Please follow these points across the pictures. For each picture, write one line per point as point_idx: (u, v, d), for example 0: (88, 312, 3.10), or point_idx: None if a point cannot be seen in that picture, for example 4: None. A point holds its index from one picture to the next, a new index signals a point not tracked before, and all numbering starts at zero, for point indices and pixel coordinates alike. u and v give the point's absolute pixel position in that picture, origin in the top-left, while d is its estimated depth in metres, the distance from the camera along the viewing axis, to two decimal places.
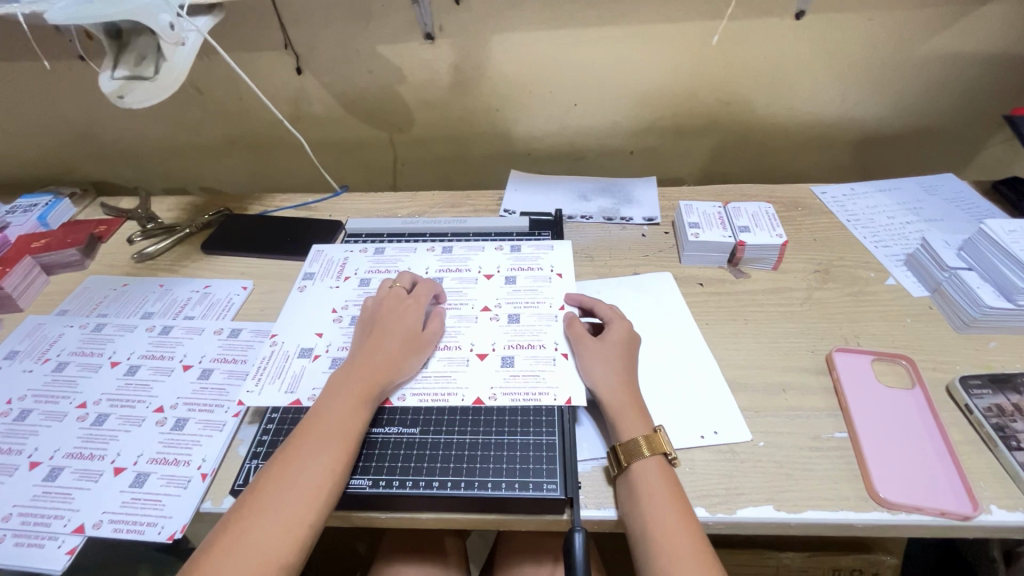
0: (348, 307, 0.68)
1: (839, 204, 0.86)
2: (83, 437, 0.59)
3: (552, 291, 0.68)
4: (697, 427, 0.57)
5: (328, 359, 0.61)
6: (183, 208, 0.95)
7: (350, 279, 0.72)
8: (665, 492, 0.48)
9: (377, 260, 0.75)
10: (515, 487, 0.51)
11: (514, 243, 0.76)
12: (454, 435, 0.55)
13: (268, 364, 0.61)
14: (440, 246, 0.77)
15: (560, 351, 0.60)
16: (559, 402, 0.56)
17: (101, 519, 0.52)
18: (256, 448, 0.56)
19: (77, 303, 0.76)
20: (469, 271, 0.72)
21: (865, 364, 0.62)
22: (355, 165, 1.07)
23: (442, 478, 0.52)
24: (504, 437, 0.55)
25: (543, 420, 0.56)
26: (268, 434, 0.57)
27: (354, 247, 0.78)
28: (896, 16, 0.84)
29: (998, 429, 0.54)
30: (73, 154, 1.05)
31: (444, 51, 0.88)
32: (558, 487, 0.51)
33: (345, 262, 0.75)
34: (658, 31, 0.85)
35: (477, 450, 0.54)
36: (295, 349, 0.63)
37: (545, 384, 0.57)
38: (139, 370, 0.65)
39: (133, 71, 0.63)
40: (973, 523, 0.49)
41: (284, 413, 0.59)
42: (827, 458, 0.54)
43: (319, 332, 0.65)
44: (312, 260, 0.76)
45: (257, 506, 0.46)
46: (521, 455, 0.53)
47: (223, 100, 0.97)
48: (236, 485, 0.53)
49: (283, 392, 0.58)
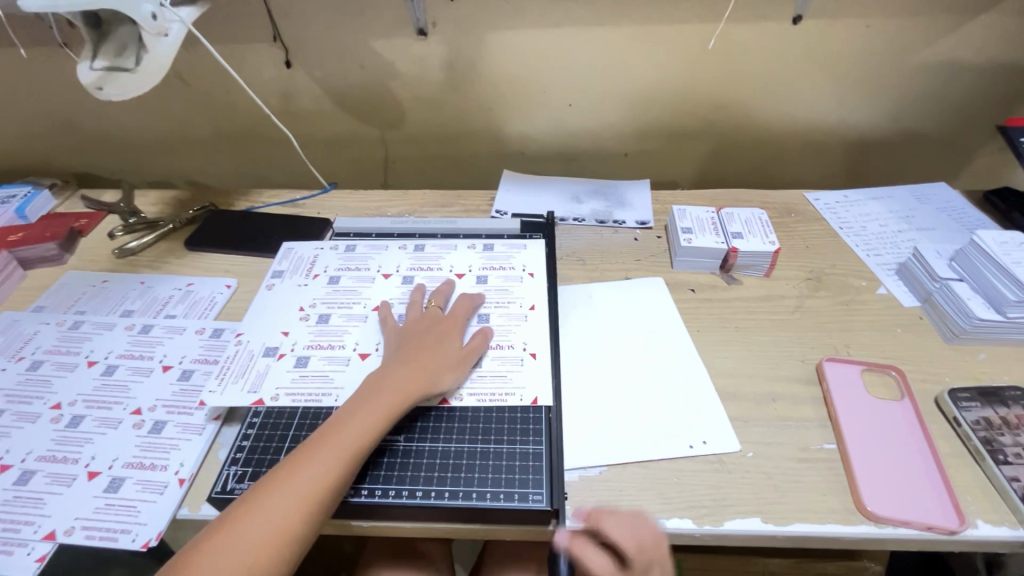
0: (316, 305, 0.68)
1: (832, 212, 0.86)
2: (57, 440, 0.57)
3: (522, 290, 0.68)
4: (686, 436, 0.56)
5: (293, 358, 0.61)
6: (167, 202, 0.93)
7: (319, 276, 0.72)
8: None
9: (347, 258, 0.75)
10: (501, 498, 0.50)
11: (486, 242, 0.76)
12: (439, 443, 0.54)
13: (231, 363, 0.60)
14: (413, 244, 0.76)
15: (528, 351, 0.60)
16: (525, 402, 0.56)
17: (73, 526, 0.50)
18: (235, 454, 0.54)
19: (55, 299, 0.74)
20: (440, 270, 0.72)
21: (855, 375, 0.62)
22: (344, 162, 1.05)
23: (425, 487, 0.51)
24: (491, 446, 0.54)
25: (530, 429, 0.55)
26: (249, 438, 0.55)
27: (325, 244, 0.77)
28: (893, 23, 0.83)
29: (986, 442, 0.54)
30: (54, 145, 1.03)
31: (438, 47, 0.87)
32: (545, 498, 0.50)
33: (315, 260, 0.74)
34: (653, 32, 0.84)
35: (462, 459, 0.53)
36: (260, 348, 0.62)
37: (512, 384, 0.57)
38: (117, 370, 0.64)
39: (113, 62, 0.61)
40: (960, 537, 0.49)
41: (264, 418, 0.57)
42: (816, 470, 0.53)
43: (285, 330, 0.64)
44: (282, 257, 0.75)
45: (254, 502, 0.45)
46: (506, 465, 0.52)
47: (209, 93, 0.94)
48: (214, 492, 0.52)
49: (245, 392, 0.57)
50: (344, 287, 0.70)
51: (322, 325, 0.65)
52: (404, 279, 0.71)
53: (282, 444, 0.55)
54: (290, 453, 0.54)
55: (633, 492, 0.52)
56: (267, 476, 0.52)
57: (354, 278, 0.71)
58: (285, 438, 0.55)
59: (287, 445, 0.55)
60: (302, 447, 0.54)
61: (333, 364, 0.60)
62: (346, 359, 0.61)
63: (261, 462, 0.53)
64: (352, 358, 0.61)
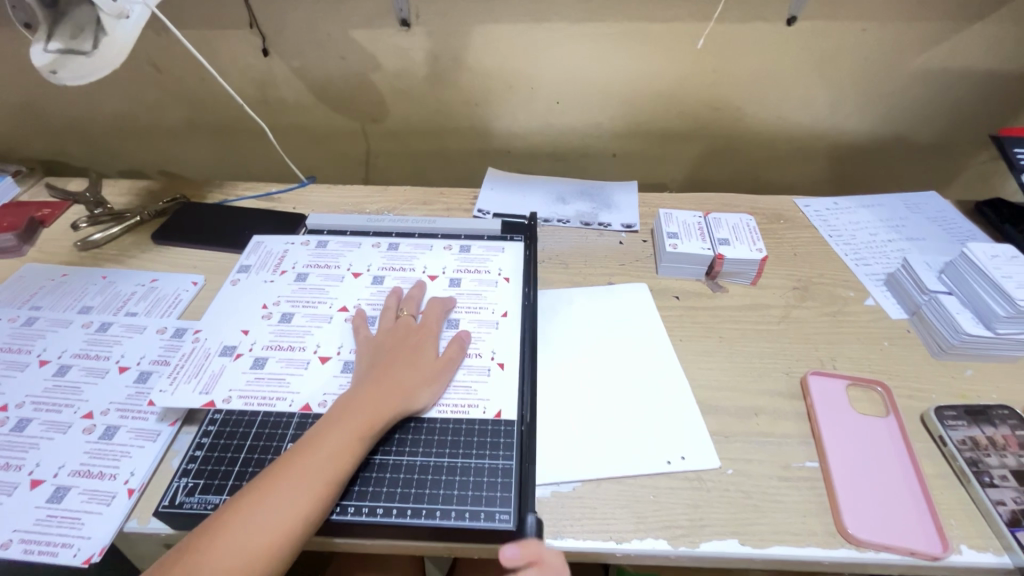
0: (280, 303, 0.65)
1: (821, 219, 0.84)
2: (0, 445, 0.54)
3: (497, 296, 0.66)
4: (664, 452, 0.54)
5: (250, 359, 0.58)
6: (137, 193, 0.89)
7: (287, 273, 0.69)
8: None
9: (318, 255, 0.72)
10: (465, 517, 0.47)
11: (463, 243, 0.73)
12: (404, 457, 0.51)
13: (185, 362, 0.58)
14: (387, 243, 0.74)
15: (496, 361, 0.58)
16: (488, 415, 0.54)
17: (11, 538, 0.47)
18: (186, 464, 0.51)
19: (10, 293, 0.70)
20: (413, 271, 0.69)
21: (840, 390, 0.60)
22: (325, 155, 1.01)
23: (386, 504, 0.48)
24: (458, 460, 0.51)
25: (501, 442, 0.52)
26: (202, 448, 0.52)
27: (295, 238, 0.74)
28: (888, 27, 0.81)
29: (972, 463, 0.53)
30: (19, 130, 0.98)
31: (420, 39, 0.84)
32: (511, 517, 0.47)
33: (283, 255, 0.72)
34: (643, 29, 0.82)
35: (427, 474, 0.50)
36: (218, 347, 0.60)
37: (476, 396, 0.55)
38: (70, 371, 0.60)
39: (68, 44, 0.57)
40: (942, 563, 0.47)
41: (221, 425, 0.54)
42: (796, 490, 0.52)
43: (245, 329, 0.62)
44: (250, 251, 0.72)
45: (217, 534, 0.42)
46: (474, 481, 0.50)
47: (182, 80, 0.91)
48: (161, 505, 0.49)
49: (196, 393, 0.55)
50: (311, 285, 0.67)
51: (284, 325, 0.62)
52: (374, 279, 0.68)
53: (237, 454, 0.52)
54: (245, 465, 0.51)
55: (608, 509, 0.50)
56: (219, 489, 0.50)
57: (322, 276, 0.69)
58: (240, 448, 0.52)
59: (243, 455, 0.52)
60: (258, 459, 0.51)
61: (291, 367, 0.58)
62: (305, 363, 0.58)
63: (214, 473, 0.51)
64: (312, 360, 0.59)
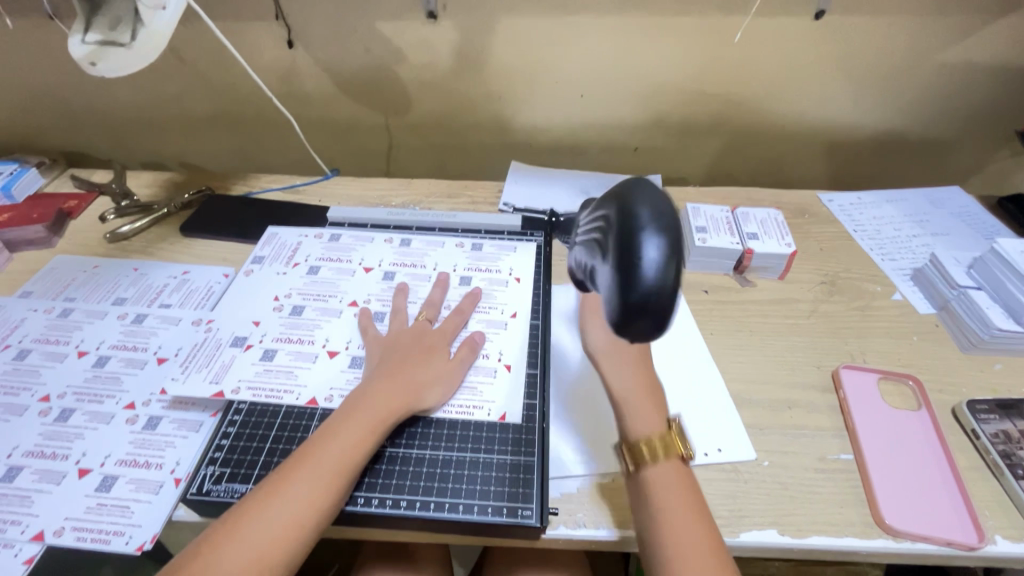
0: (291, 295, 0.65)
1: (846, 214, 0.84)
2: (45, 434, 0.54)
3: (506, 296, 0.66)
4: (701, 444, 0.55)
5: (260, 351, 0.59)
6: (162, 184, 0.89)
7: (299, 265, 0.69)
8: (682, 508, 0.45)
9: (330, 248, 0.72)
10: (488, 512, 0.48)
11: (476, 241, 0.74)
12: (426, 451, 0.52)
13: (198, 351, 0.59)
14: (399, 238, 0.74)
15: (503, 363, 0.58)
16: (492, 418, 0.54)
17: (63, 526, 0.48)
18: (213, 453, 0.52)
19: (43, 285, 0.70)
20: (424, 268, 0.69)
21: (872, 383, 0.60)
22: (346, 147, 1.01)
23: (410, 497, 0.49)
24: (480, 455, 0.52)
25: (523, 440, 0.53)
26: (227, 438, 0.53)
27: (308, 231, 0.75)
28: (916, 21, 0.81)
29: (1005, 456, 0.53)
30: (40, 120, 0.98)
31: (447, 32, 0.84)
32: (534, 514, 0.48)
33: (297, 247, 0.72)
34: (671, 23, 0.82)
35: (450, 468, 0.51)
36: (229, 337, 0.60)
37: (481, 398, 0.55)
38: (109, 362, 0.61)
39: (107, 36, 0.58)
40: (978, 553, 0.48)
41: (246, 415, 0.54)
42: (833, 482, 0.52)
43: (256, 320, 0.62)
44: (264, 242, 0.73)
45: (234, 526, 0.41)
46: (496, 477, 0.50)
47: (206, 72, 0.90)
48: (188, 493, 0.49)
49: (206, 382, 0.56)
50: (323, 279, 0.68)
51: (294, 317, 0.63)
52: (385, 274, 0.69)
53: (262, 444, 0.52)
54: (270, 455, 0.52)
55: None
56: (245, 478, 0.50)
57: (334, 270, 0.69)
58: (265, 438, 0.53)
59: (268, 445, 0.52)
60: (283, 449, 0.52)
61: (299, 361, 0.58)
62: (313, 357, 0.59)
63: (240, 462, 0.51)
64: (320, 354, 0.59)
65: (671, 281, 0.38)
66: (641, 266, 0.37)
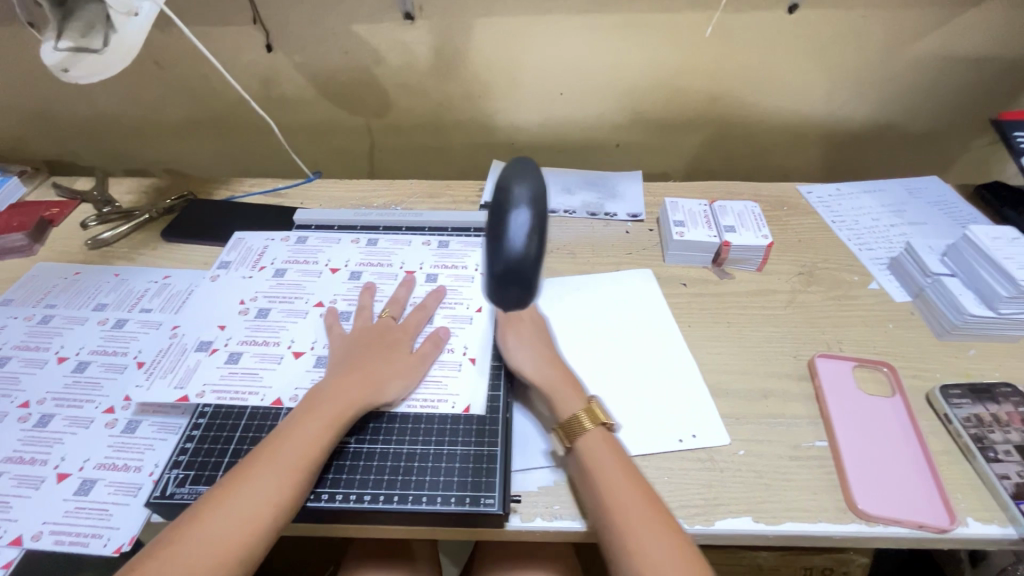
0: (257, 299, 0.66)
1: (824, 205, 0.85)
2: (24, 440, 0.54)
3: (472, 292, 0.66)
4: (675, 430, 0.55)
5: (225, 354, 0.59)
6: (144, 190, 0.90)
7: (265, 268, 0.70)
8: (619, 470, 0.48)
9: (297, 250, 0.72)
10: (451, 502, 0.48)
11: (443, 238, 0.74)
12: (390, 445, 0.52)
13: (162, 358, 0.59)
14: (366, 238, 0.74)
15: (468, 356, 0.59)
16: (457, 410, 0.54)
17: (41, 530, 0.48)
18: (177, 457, 0.52)
19: (24, 292, 0.71)
20: (390, 266, 0.70)
21: (848, 372, 0.61)
22: (329, 150, 1.02)
23: (374, 491, 0.49)
24: (444, 447, 0.52)
25: (487, 430, 0.53)
26: (192, 442, 0.53)
27: (275, 234, 0.75)
28: (888, 13, 0.82)
29: (977, 440, 0.54)
30: (23, 130, 0.98)
31: (425, 33, 0.84)
32: (497, 502, 0.48)
33: (263, 251, 0.72)
34: (646, 20, 0.82)
35: (414, 461, 0.51)
36: (193, 343, 0.60)
37: (446, 391, 0.56)
38: (89, 367, 0.61)
39: (79, 43, 0.57)
40: (950, 536, 0.49)
41: (211, 417, 0.55)
42: (808, 469, 0.53)
43: (221, 324, 0.62)
44: (231, 247, 0.73)
45: (196, 523, 0.42)
46: (459, 468, 0.51)
47: (185, 78, 0.91)
48: (152, 497, 0.49)
49: (171, 387, 0.56)
50: (289, 281, 0.68)
51: (260, 320, 0.63)
52: (352, 274, 0.69)
53: (227, 445, 0.53)
54: (235, 455, 0.52)
55: None
56: (210, 480, 0.50)
57: (301, 272, 0.69)
58: (231, 439, 0.53)
59: (233, 446, 0.53)
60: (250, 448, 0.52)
61: (264, 362, 0.58)
62: (278, 358, 0.59)
63: (205, 464, 0.51)
64: (286, 355, 0.59)
65: (535, 249, 0.39)
66: (510, 233, 0.38)
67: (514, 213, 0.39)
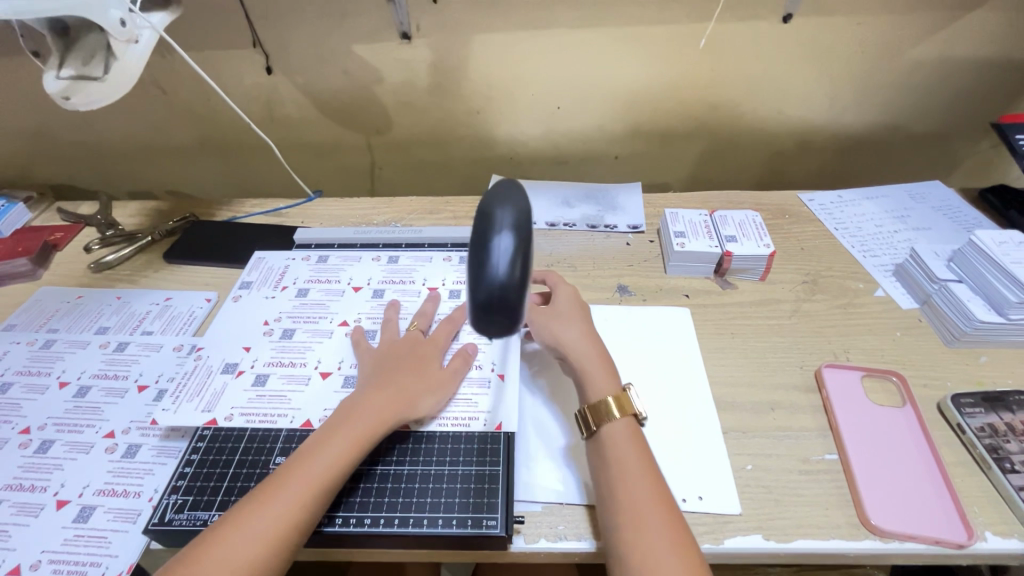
0: (281, 319, 0.65)
1: (827, 212, 0.84)
2: (25, 467, 0.54)
3: None
4: (682, 488, 0.51)
5: (251, 376, 0.59)
6: (146, 213, 0.90)
7: (287, 289, 0.70)
8: (637, 463, 0.47)
9: (318, 270, 0.73)
10: (452, 525, 0.48)
11: (463, 254, 0.74)
12: (391, 466, 0.51)
13: (187, 379, 0.58)
14: (386, 256, 0.74)
15: (497, 373, 0.58)
16: (489, 428, 0.53)
17: (40, 559, 0.47)
18: (176, 481, 0.51)
19: (27, 316, 0.71)
20: (412, 284, 0.70)
21: (856, 382, 0.60)
22: (330, 168, 1.02)
23: (375, 514, 0.48)
24: (445, 467, 0.51)
25: (488, 449, 0.53)
26: (191, 466, 0.53)
27: (296, 255, 0.75)
28: (884, 20, 0.82)
29: (992, 450, 0.53)
30: (29, 156, 1.00)
31: (422, 52, 0.85)
32: (499, 524, 0.47)
33: (284, 271, 0.72)
34: (641, 32, 0.83)
35: (414, 482, 0.50)
36: (220, 364, 0.60)
37: (478, 409, 0.55)
38: (90, 391, 0.61)
39: (81, 70, 0.59)
40: (968, 551, 0.47)
41: (211, 441, 0.54)
42: (818, 483, 0.52)
43: (246, 346, 0.62)
44: (251, 267, 0.73)
45: (215, 545, 0.41)
46: (460, 488, 0.50)
47: (187, 101, 0.92)
48: (150, 524, 0.49)
49: (198, 411, 0.55)
50: (312, 301, 0.68)
51: (285, 342, 0.63)
52: (374, 292, 0.69)
53: (226, 469, 0.52)
54: (233, 480, 0.51)
55: None
56: (208, 505, 0.50)
57: (323, 291, 0.69)
58: (229, 463, 0.53)
59: (231, 470, 0.52)
60: (247, 473, 0.52)
61: (291, 384, 0.58)
62: (306, 379, 0.59)
63: (203, 489, 0.51)
64: (313, 376, 0.59)
65: (522, 277, 0.35)
66: (493, 259, 0.34)
67: (494, 237, 0.35)
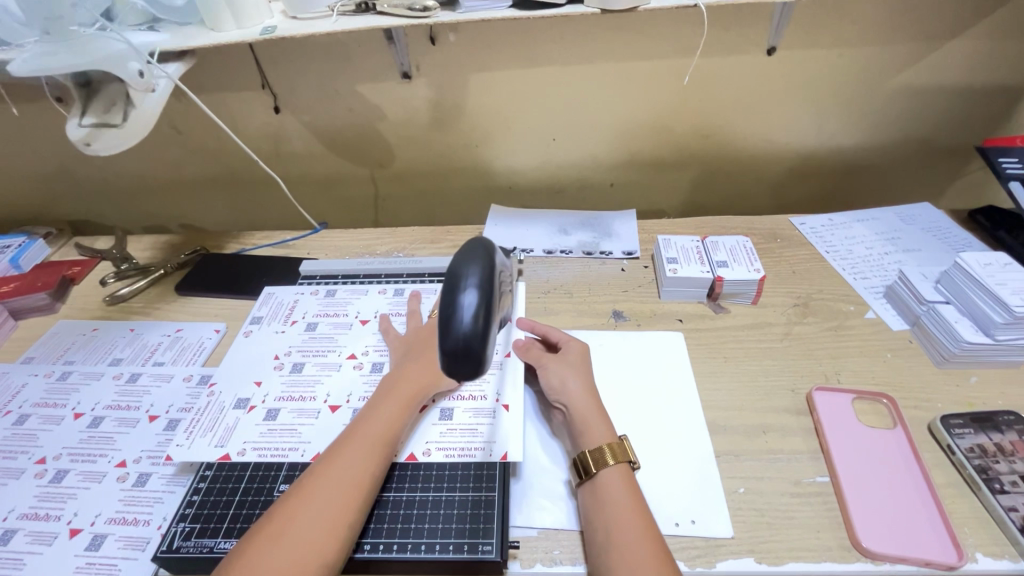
0: (291, 353, 0.68)
1: (818, 235, 0.86)
2: (40, 496, 0.56)
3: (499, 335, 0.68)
4: (673, 512, 0.52)
5: (263, 411, 0.61)
6: (159, 246, 0.94)
7: (297, 323, 0.72)
8: (629, 503, 0.48)
9: (326, 304, 0.75)
10: (450, 550, 0.49)
11: None
12: (391, 493, 0.53)
13: (201, 416, 0.60)
14: (392, 288, 0.77)
15: (501, 403, 0.60)
16: (495, 458, 0.55)
17: None
18: (183, 510, 0.53)
19: (44, 350, 0.74)
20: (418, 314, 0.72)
21: (847, 404, 0.61)
22: (335, 200, 1.06)
23: (375, 539, 0.50)
24: (442, 494, 0.53)
25: (484, 475, 0.54)
26: (198, 494, 0.54)
27: (305, 289, 0.78)
28: (865, 51, 0.85)
29: (981, 471, 0.53)
30: (50, 194, 1.05)
31: (421, 89, 0.89)
32: (494, 549, 0.49)
33: (293, 305, 0.75)
34: (630, 68, 0.86)
35: (412, 509, 0.52)
36: (231, 400, 0.62)
37: (479, 440, 0.56)
38: (103, 422, 0.63)
39: (101, 118, 0.63)
40: (959, 572, 0.48)
41: (217, 470, 0.56)
42: (810, 506, 0.52)
43: (257, 381, 0.64)
44: (262, 302, 0.76)
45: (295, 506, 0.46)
46: (457, 514, 0.51)
47: (199, 139, 0.96)
48: (158, 552, 0.50)
49: (211, 446, 0.57)
50: (321, 334, 0.70)
51: (295, 375, 0.65)
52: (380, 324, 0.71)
53: (232, 497, 0.54)
54: (239, 507, 0.53)
55: None
56: (214, 532, 0.52)
57: (332, 325, 0.72)
58: (236, 491, 0.54)
59: (238, 497, 0.54)
60: (252, 501, 0.54)
61: (302, 417, 0.60)
62: (315, 413, 0.60)
63: (210, 517, 0.53)
64: (322, 410, 0.61)
65: (486, 327, 0.38)
66: (460, 312, 0.37)
67: (461, 292, 0.38)
